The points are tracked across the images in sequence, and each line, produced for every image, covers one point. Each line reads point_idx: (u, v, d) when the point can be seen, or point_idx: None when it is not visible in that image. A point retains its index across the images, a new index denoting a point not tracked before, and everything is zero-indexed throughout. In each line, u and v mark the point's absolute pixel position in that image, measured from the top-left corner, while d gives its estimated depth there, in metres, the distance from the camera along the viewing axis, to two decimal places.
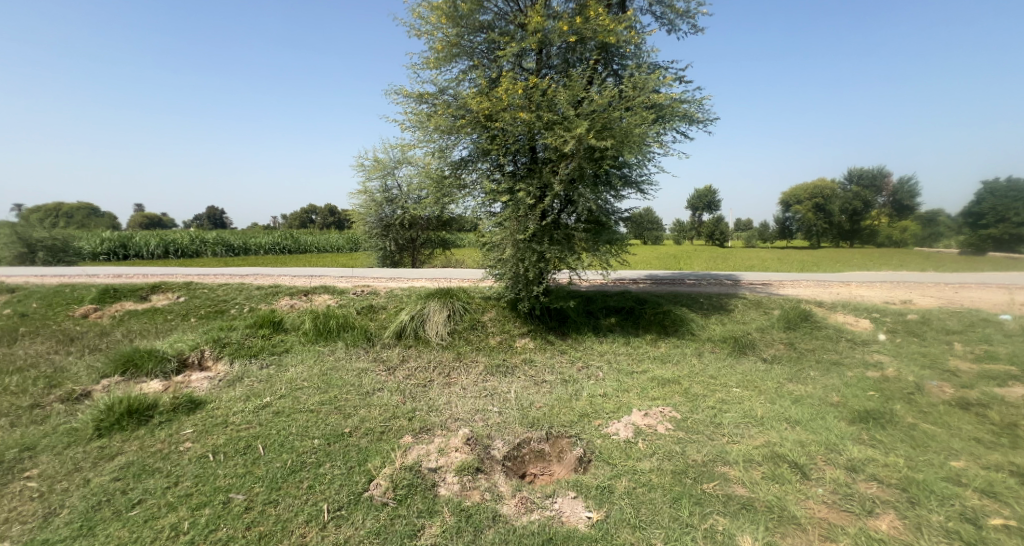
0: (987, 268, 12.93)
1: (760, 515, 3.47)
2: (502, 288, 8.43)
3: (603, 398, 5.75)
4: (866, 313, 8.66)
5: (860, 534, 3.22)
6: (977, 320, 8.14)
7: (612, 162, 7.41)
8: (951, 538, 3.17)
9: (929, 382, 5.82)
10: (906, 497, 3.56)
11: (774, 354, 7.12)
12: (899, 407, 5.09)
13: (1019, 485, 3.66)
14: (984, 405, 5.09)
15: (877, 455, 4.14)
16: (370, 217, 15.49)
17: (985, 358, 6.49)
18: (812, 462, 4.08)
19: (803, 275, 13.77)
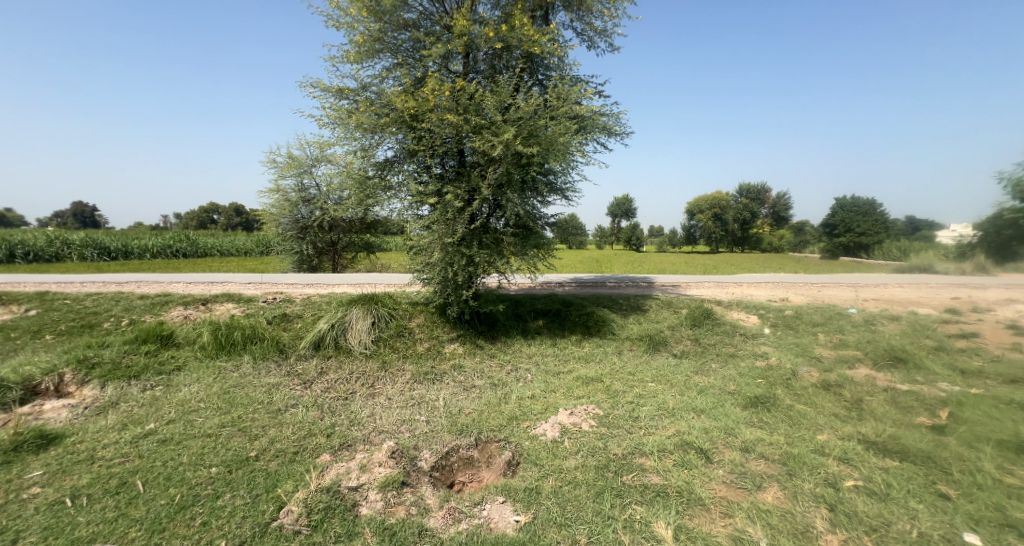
0: (844, 272, 15.29)
1: (671, 500, 3.68)
2: (429, 292, 8.19)
3: (530, 399, 5.80)
4: (755, 310, 9.71)
5: (752, 508, 3.54)
6: (835, 313, 9.50)
7: (538, 168, 7.55)
8: (818, 500, 3.59)
9: (801, 368, 6.65)
10: (786, 470, 4.00)
11: (682, 349, 7.70)
12: (779, 392, 5.75)
13: (865, 450, 4.27)
14: (840, 385, 5.92)
15: (766, 436, 4.61)
16: (284, 219, 14.30)
17: (841, 346, 7.57)
18: (713, 446, 4.44)
19: (705, 277, 15.19)
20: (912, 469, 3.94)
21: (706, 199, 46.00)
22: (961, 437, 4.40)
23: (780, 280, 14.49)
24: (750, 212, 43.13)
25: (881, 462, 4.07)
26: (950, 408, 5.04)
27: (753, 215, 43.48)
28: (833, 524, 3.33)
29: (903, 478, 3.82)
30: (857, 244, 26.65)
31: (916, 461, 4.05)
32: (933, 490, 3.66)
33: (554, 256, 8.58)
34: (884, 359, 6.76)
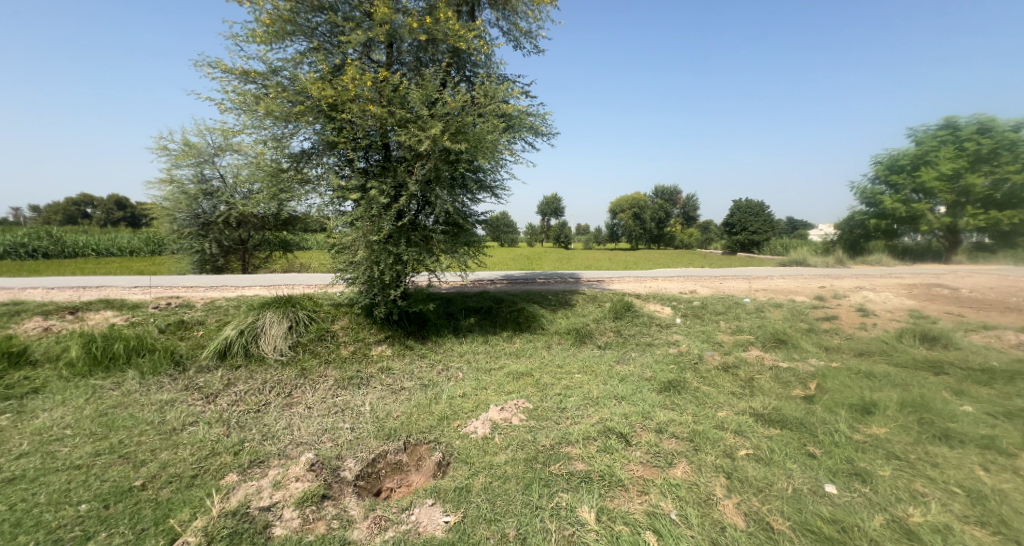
0: (743, 267, 17.11)
1: (595, 484, 3.84)
2: (353, 293, 7.76)
3: (461, 398, 5.74)
4: (669, 302, 10.50)
5: (665, 483, 3.81)
6: (733, 302, 10.60)
7: (467, 165, 7.47)
8: (718, 471, 3.96)
9: (706, 352, 7.33)
10: (693, 446, 4.37)
11: (606, 340, 8.10)
12: (689, 375, 6.28)
13: (756, 422, 4.80)
14: (737, 366, 6.61)
15: (677, 416, 4.99)
16: (180, 214, 12.72)
17: (738, 331, 8.45)
18: (632, 430, 4.71)
19: (625, 272, 16.15)
20: (790, 435, 4.50)
21: (625, 200, 48.82)
22: (826, 403, 5.14)
23: (690, 274, 15.83)
24: (665, 212, 46.51)
25: (766, 431, 4.60)
26: (818, 380, 5.88)
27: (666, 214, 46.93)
28: (729, 490, 3.69)
29: (784, 443, 4.35)
30: (751, 241, 29.96)
31: (794, 428, 4.63)
32: (804, 451, 4.20)
33: (484, 253, 8.55)
34: (772, 341, 7.67)
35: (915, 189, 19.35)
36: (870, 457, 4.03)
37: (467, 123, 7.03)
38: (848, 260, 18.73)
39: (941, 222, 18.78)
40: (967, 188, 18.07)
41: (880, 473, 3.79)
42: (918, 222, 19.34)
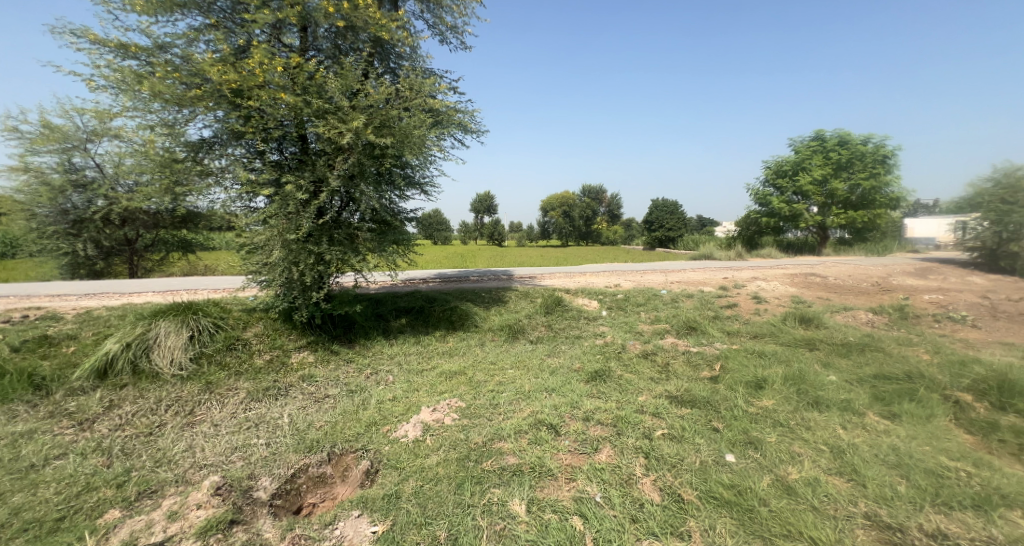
0: (661, 262, 18.41)
1: (526, 476, 3.90)
2: (269, 296, 7.08)
3: (391, 401, 5.52)
4: (595, 295, 10.99)
5: (591, 469, 3.96)
6: (651, 294, 11.36)
7: (394, 161, 7.17)
8: (637, 451, 4.20)
9: (628, 342, 7.79)
10: (616, 431, 4.59)
11: (537, 335, 8.27)
12: (612, 364, 6.64)
13: (671, 404, 5.17)
14: (655, 352, 7.12)
15: (602, 404, 5.23)
16: (41, 209, 10.81)
17: (656, 321, 9.08)
18: (561, 420, 4.84)
19: (555, 268, 16.62)
20: (698, 413, 4.92)
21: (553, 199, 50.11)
22: (727, 382, 5.71)
23: (615, 269, 16.71)
24: (593, 210, 48.47)
25: (678, 411, 4.98)
26: (721, 361, 6.53)
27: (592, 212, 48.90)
28: (647, 469, 3.94)
29: (694, 421, 4.74)
30: (669, 238, 32.30)
31: (702, 407, 5.07)
32: (709, 427, 4.63)
33: (415, 251, 8.24)
34: (684, 328, 8.36)
35: (794, 193, 22.42)
36: (761, 427, 4.55)
37: (393, 117, 6.75)
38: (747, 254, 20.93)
39: (815, 220, 21.55)
40: (832, 191, 21.08)
41: (766, 440, 4.29)
42: (797, 220, 22.11)
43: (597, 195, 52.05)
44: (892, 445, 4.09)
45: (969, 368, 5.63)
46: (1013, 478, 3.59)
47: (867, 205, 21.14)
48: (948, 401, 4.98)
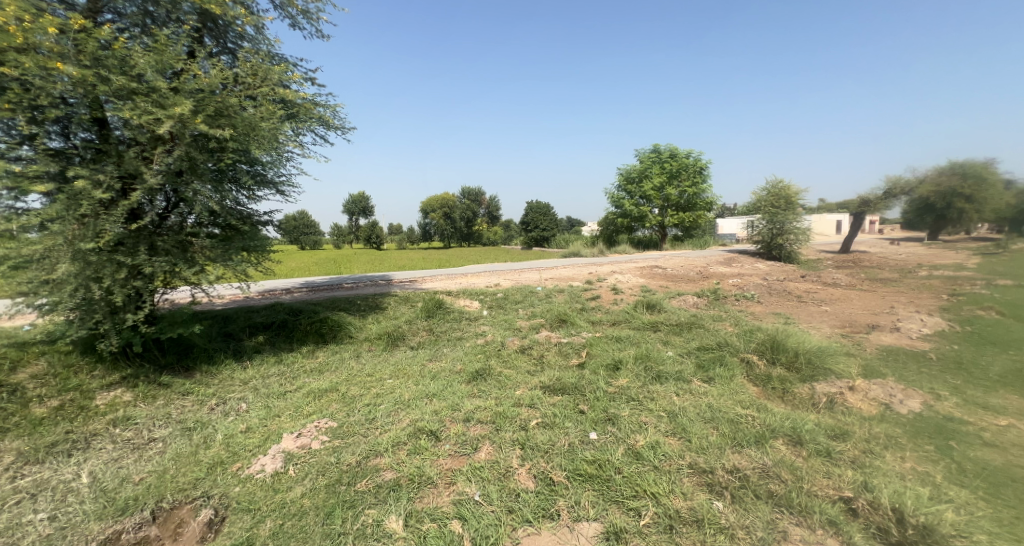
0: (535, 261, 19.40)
1: (403, 490, 3.65)
2: (56, 324, 5.46)
3: (244, 433, 4.66)
4: (475, 296, 11.01)
5: (471, 470, 3.86)
6: (527, 291, 11.82)
7: (236, 157, 6.14)
8: (514, 443, 4.24)
9: (508, 338, 7.77)
10: (494, 426, 4.56)
11: (419, 340, 7.64)
12: (492, 362, 6.51)
13: (547, 394, 5.38)
14: (531, 346, 7.27)
15: (481, 402, 5.11)
16: None
17: (532, 316, 9.42)
18: (441, 424, 4.61)
19: (434, 271, 16.30)
20: (567, 399, 5.19)
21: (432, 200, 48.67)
22: (591, 367, 6.23)
23: (494, 269, 17.04)
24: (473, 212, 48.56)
25: (550, 400, 5.19)
26: (586, 348, 7.08)
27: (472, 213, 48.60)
28: (524, 459, 4.00)
29: (565, 406, 4.99)
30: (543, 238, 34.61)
31: (572, 393, 5.40)
32: (576, 411, 4.91)
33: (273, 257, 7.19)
34: (556, 322, 8.86)
35: (641, 197, 25.76)
36: (618, 404, 5.02)
37: (233, 106, 5.77)
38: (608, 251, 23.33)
39: (656, 220, 25.01)
40: (668, 196, 24.76)
41: (621, 414, 4.75)
42: (644, 220, 25.40)
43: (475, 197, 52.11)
44: (707, 403, 4.92)
45: (756, 334, 7.09)
46: (781, 415, 4.58)
47: (692, 208, 25.45)
48: (741, 361, 6.24)
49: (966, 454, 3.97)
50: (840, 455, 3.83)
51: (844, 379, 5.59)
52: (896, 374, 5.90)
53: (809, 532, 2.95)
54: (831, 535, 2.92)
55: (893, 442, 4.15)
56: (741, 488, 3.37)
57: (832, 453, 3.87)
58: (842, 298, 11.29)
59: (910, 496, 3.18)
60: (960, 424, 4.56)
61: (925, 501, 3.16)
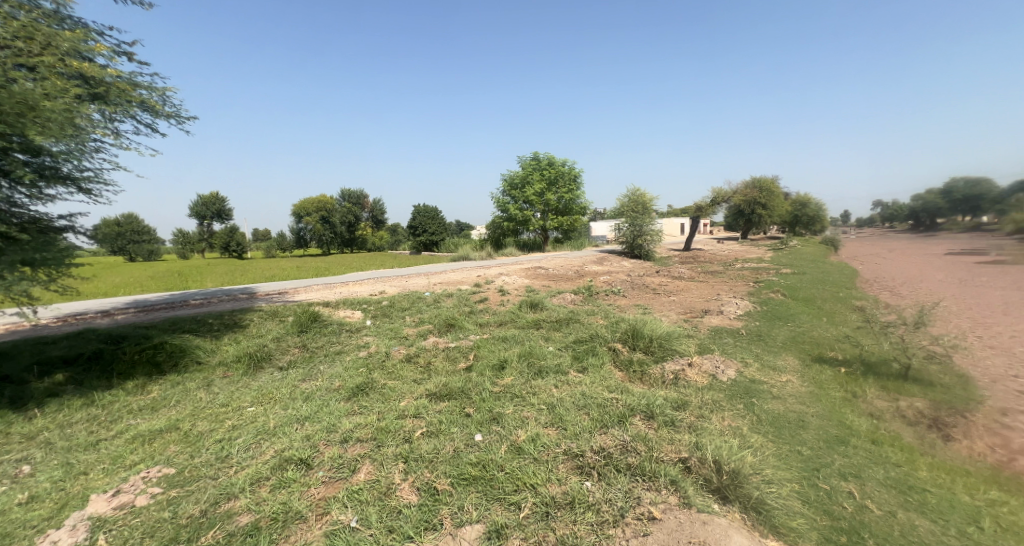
0: (422, 266, 19.00)
1: (264, 532, 3.30)
2: None
3: (24, 505, 3.68)
4: (357, 306, 10.37)
5: (347, 495, 3.63)
6: (415, 298, 11.49)
7: (6, 143, 4.80)
8: (397, 458, 4.09)
9: (393, 348, 7.36)
10: (375, 443, 4.35)
11: (289, 360, 6.85)
12: (376, 375, 6.07)
13: (433, 401, 5.26)
14: (418, 355, 7.00)
15: (362, 419, 4.82)
16: None
17: (419, 323, 9.11)
18: (314, 450, 4.25)
19: (310, 280, 14.92)
20: (453, 404, 5.17)
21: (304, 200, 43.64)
22: (478, 369, 6.30)
23: (378, 275, 16.24)
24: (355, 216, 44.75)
25: (437, 407, 5.10)
26: (474, 351, 7.13)
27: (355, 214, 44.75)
28: (407, 472, 3.89)
29: (450, 412, 4.95)
30: (432, 242, 34.30)
31: (458, 397, 5.39)
32: (463, 414, 4.93)
33: (76, 273, 5.90)
34: (444, 327, 8.75)
35: (524, 201, 26.91)
36: (503, 403, 5.18)
37: None
38: (495, 254, 23.93)
39: (539, 224, 26.53)
40: (547, 201, 26.49)
41: (505, 413, 4.91)
42: (528, 223, 26.64)
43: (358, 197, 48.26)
44: (581, 392, 5.34)
45: (620, 324, 7.94)
46: (637, 394, 5.21)
47: (569, 212, 27.50)
48: (609, 349, 6.94)
49: (764, 407, 5.10)
50: (681, 423, 4.51)
51: (686, 356, 6.61)
52: (723, 349, 7.14)
53: (657, 494, 3.39)
54: (672, 493, 3.40)
55: (717, 405, 5.07)
56: (605, 465, 3.76)
57: (675, 422, 4.53)
58: (686, 289, 13.27)
59: (726, 448, 3.87)
60: (759, 385, 5.81)
61: (735, 450, 3.89)
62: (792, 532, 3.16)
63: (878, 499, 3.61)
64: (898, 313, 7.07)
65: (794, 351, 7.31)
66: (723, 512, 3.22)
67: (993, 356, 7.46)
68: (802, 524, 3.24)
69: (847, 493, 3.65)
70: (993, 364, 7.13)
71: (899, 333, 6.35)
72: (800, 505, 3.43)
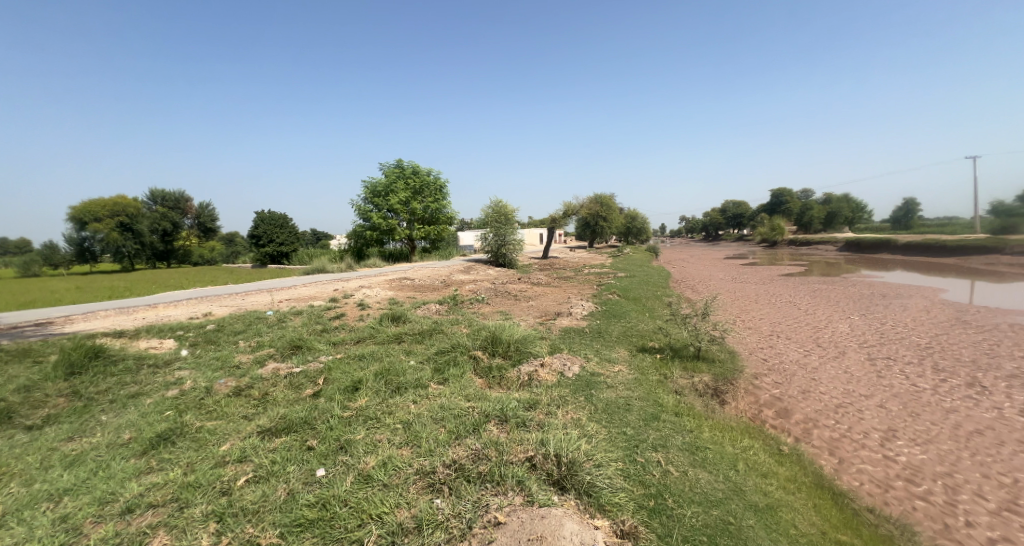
0: (262, 281, 16.61)
1: None
2: None
3: None
4: (169, 333, 8.51)
5: None
6: (253, 318, 9.92)
7: None
8: (207, 519, 3.47)
9: (217, 382, 6.15)
10: (176, 505, 3.62)
11: (46, 415, 5.21)
12: (188, 417, 5.01)
13: (265, 439, 4.56)
14: (251, 386, 5.96)
15: (161, 477, 3.95)
16: None
17: (257, 348, 7.79)
18: (74, 534, 3.39)
19: (96, 304, 11.71)
20: (292, 438, 4.59)
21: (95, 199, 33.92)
22: (327, 394, 5.72)
23: (202, 293, 13.62)
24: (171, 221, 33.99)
25: (270, 444, 4.45)
26: (325, 374, 6.41)
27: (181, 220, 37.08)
28: (219, 533, 3.35)
29: (287, 449, 4.37)
30: (280, 253, 30.31)
31: (299, 428, 4.77)
32: (304, 448, 4.41)
33: None
34: (288, 350, 7.62)
35: (390, 209, 25.51)
36: (353, 428, 4.79)
37: None
38: (355, 265, 22.31)
39: (406, 233, 25.38)
40: (414, 210, 25.67)
41: (356, 439, 4.55)
42: (393, 233, 25.29)
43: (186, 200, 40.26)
44: (439, 405, 5.27)
45: (481, 331, 8.08)
46: (493, 399, 5.38)
47: (435, 222, 27.20)
48: (470, 358, 7.00)
49: (600, 397, 5.77)
50: (530, 422, 4.79)
51: (539, 357, 7.07)
52: (572, 347, 7.84)
53: (503, 497, 3.54)
54: (518, 494, 3.59)
55: (563, 400, 5.55)
56: (457, 478, 3.78)
57: (526, 422, 4.81)
58: (543, 294, 14.32)
59: (567, 440, 4.23)
60: (598, 377, 6.53)
61: (573, 440, 4.29)
62: (616, 507, 3.61)
63: (678, 462, 4.38)
64: (695, 306, 8.74)
65: (628, 344, 8.41)
66: (560, 502, 3.52)
67: (753, 335, 9.79)
68: (624, 497, 3.73)
69: (656, 462, 4.34)
70: (752, 340, 9.36)
71: (695, 322, 7.84)
72: (622, 481, 3.94)
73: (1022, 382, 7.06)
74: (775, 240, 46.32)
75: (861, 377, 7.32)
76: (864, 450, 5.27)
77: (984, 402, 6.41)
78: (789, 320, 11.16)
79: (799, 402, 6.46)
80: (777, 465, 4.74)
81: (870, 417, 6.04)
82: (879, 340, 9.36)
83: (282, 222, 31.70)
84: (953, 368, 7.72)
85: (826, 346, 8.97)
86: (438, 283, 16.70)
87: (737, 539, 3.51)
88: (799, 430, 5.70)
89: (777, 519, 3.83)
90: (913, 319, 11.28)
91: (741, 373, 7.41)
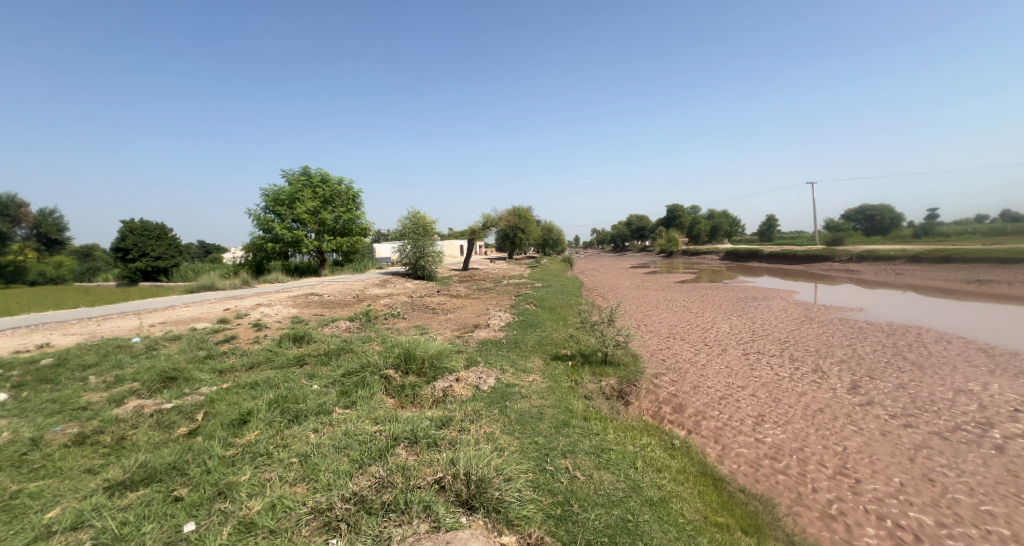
0: (126, 302, 14.16)
1: None
2: None
3: None
4: None
5: None
6: (111, 348, 8.35)
7: None
8: None
9: (51, 431, 5.03)
10: None
11: None
12: (2, 481, 4.01)
13: (113, 495, 3.81)
14: (100, 432, 4.96)
15: None
16: None
17: (114, 384, 6.53)
18: None
19: None
20: (153, 489, 3.89)
21: None
22: (206, 432, 4.97)
23: (38, 320, 11.19)
24: None
25: (121, 501, 3.73)
26: (206, 408, 5.57)
27: (12, 230, 30.37)
28: None
29: (144, 504, 3.69)
30: (155, 269, 26.06)
31: (163, 477, 4.07)
32: (170, 501, 3.77)
33: None
34: (158, 383, 6.48)
35: (295, 220, 23.44)
36: (237, 468, 4.21)
37: None
38: (251, 280, 20.11)
39: (314, 245, 23.48)
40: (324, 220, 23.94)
41: (239, 480, 3.99)
42: (299, 245, 23.24)
43: (19, 203, 33.12)
44: (344, 431, 4.86)
45: (393, 347, 7.69)
46: (404, 420, 5.09)
47: (347, 234, 25.66)
48: (381, 377, 6.58)
49: (514, 408, 5.78)
50: (441, 441, 4.63)
51: (454, 372, 6.90)
52: (488, 360, 7.79)
53: (407, 526, 3.34)
54: (424, 520, 3.42)
55: (477, 415, 5.47)
56: (356, 511, 3.49)
57: (437, 442, 4.62)
58: (460, 306, 14.16)
59: (477, 456, 4.11)
60: (513, 388, 6.55)
61: (484, 456, 4.18)
62: (523, 520, 3.60)
63: (585, 467, 4.53)
64: (603, 313, 9.18)
65: (543, 354, 8.57)
66: (468, 523, 3.43)
67: (654, 338, 10.62)
68: (532, 509, 3.74)
69: (565, 469, 4.43)
70: (652, 343, 10.14)
71: (602, 329, 8.25)
72: (531, 492, 3.95)
73: (852, 366, 8.53)
74: (671, 251, 51.14)
75: (739, 371, 8.28)
76: (740, 436, 5.94)
77: (826, 385, 7.62)
78: (684, 324, 12.30)
79: (691, 397, 7.11)
80: (670, 459, 5.12)
81: (745, 405, 6.84)
82: (752, 337, 10.71)
83: (158, 232, 27.52)
84: (805, 357, 9.10)
85: (712, 345, 10.01)
86: (349, 298, 15.67)
87: (634, 535, 3.69)
88: (689, 424, 6.24)
89: (668, 511, 4.10)
90: (775, 317, 13.15)
91: (643, 374, 7.96)
